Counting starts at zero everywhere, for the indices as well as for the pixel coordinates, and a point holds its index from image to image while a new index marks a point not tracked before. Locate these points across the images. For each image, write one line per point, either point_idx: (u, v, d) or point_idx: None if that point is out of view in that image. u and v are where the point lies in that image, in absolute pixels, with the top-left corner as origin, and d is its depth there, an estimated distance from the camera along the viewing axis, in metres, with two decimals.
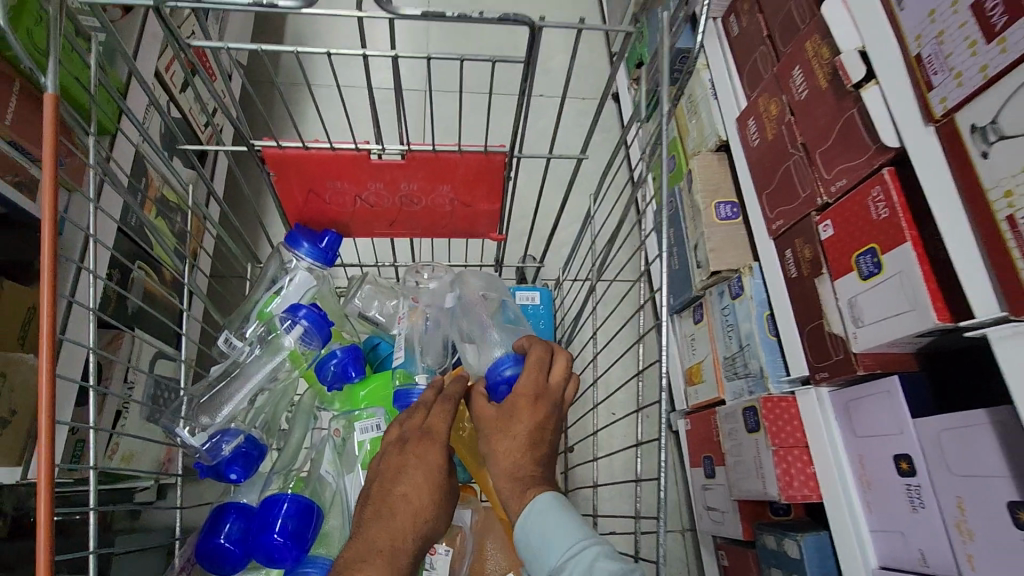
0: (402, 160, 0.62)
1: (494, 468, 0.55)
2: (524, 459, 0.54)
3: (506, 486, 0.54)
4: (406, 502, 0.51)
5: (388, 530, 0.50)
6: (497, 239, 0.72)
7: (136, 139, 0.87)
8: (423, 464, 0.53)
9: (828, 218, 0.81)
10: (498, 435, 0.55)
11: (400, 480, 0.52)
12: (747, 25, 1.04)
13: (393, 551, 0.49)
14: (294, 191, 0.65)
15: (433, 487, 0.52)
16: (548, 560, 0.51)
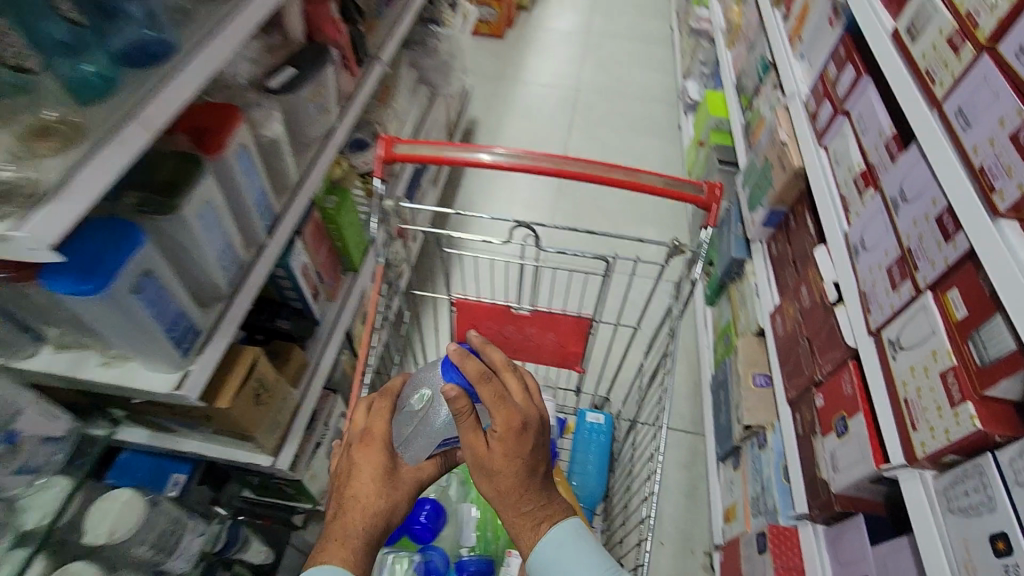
0: (529, 314, 1.06)
1: (481, 485, 0.72)
2: (516, 486, 0.70)
3: (504, 506, 0.71)
4: (362, 498, 0.75)
5: (351, 522, 0.73)
6: (578, 369, 1.13)
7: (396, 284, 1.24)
8: (372, 466, 0.77)
9: (821, 391, 1.12)
10: (490, 471, 0.69)
11: (354, 488, 0.76)
12: (781, 249, 1.45)
13: (352, 541, 0.72)
14: (464, 323, 1.11)
15: (376, 486, 0.76)
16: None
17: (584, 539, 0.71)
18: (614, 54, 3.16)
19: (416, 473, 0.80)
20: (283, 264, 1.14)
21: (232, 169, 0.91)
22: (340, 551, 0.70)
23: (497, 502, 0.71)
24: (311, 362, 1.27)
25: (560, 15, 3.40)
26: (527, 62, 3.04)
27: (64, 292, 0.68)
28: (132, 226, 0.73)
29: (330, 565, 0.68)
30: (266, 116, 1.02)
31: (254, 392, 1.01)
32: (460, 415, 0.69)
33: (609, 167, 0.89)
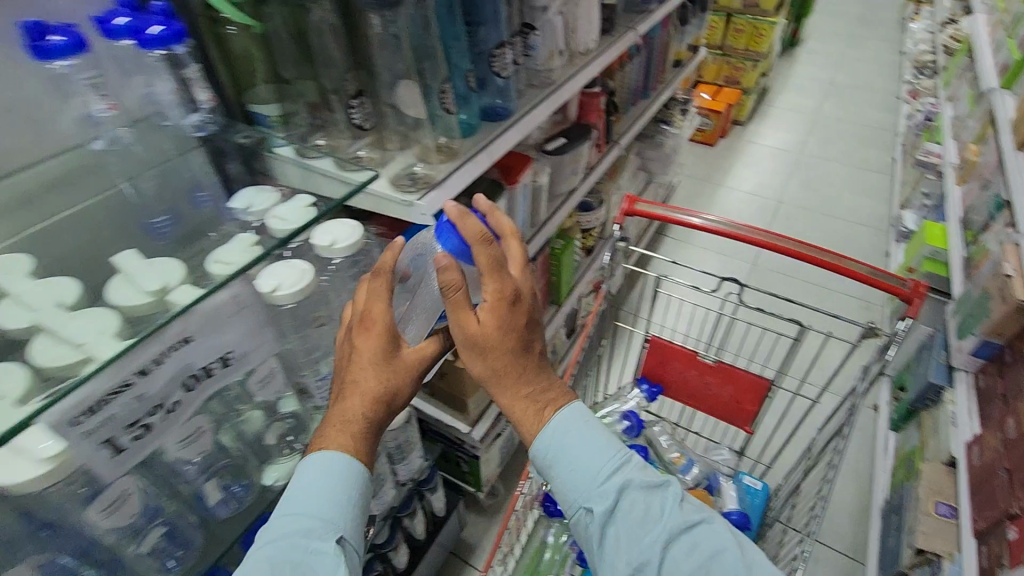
0: (713, 364, 1.21)
1: (476, 366, 0.72)
2: (513, 363, 0.72)
3: (498, 385, 0.73)
4: (358, 389, 0.70)
5: (350, 408, 0.70)
6: (746, 428, 1.24)
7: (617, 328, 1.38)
8: (367, 354, 0.70)
9: (1016, 524, 1.05)
10: (489, 349, 0.70)
11: (352, 376, 0.71)
12: (991, 381, 1.40)
13: (353, 431, 0.70)
14: (651, 359, 1.29)
15: (376, 373, 0.70)
16: (593, 471, 0.73)
17: (590, 427, 0.76)
18: (825, 176, 3.22)
19: (416, 358, 0.74)
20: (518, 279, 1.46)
21: (515, 199, 1.25)
22: (341, 437, 0.69)
23: (496, 381, 0.72)
24: None
25: (774, 135, 3.57)
26: (734, 170, 3.25)
27: None
28: None
29: (331, 455, 0.68)
30: (541, 168, 1.37)
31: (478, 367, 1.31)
32: (449, 289, 0.67)
33: (817, 248, 1.04)
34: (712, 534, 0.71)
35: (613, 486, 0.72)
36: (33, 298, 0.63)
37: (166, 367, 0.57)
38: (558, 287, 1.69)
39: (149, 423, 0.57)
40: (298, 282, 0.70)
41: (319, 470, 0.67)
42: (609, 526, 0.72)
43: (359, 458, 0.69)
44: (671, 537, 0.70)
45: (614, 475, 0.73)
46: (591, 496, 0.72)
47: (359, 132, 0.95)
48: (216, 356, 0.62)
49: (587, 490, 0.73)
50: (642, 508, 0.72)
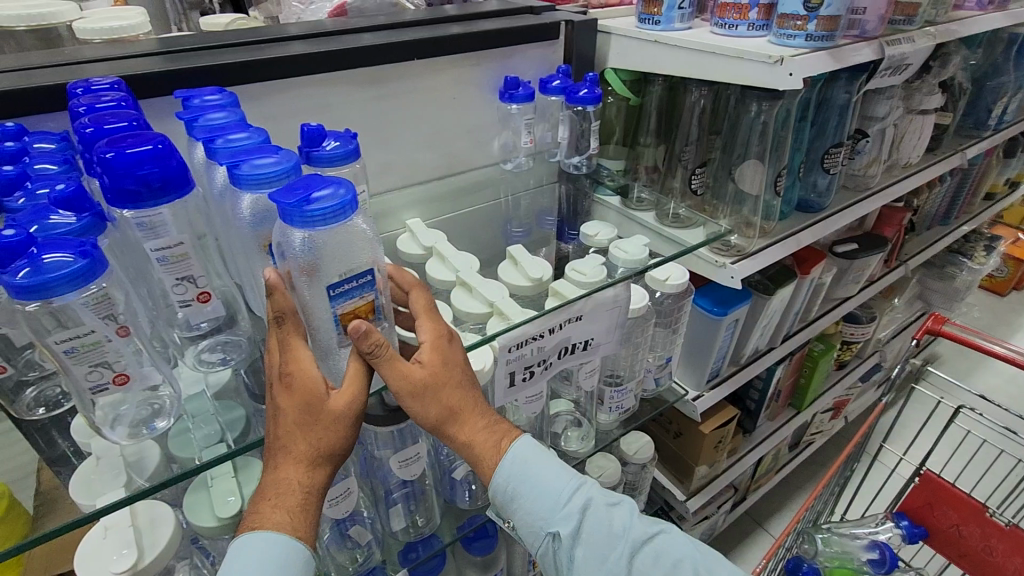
0: (1005, 526, 1.04)
1: (426, 416, 0.58)
2: (465, 397, 0.60)
3: (455, 426, 0.59)
4: (290, 454, 0.51)
5: (285, 478, 0.51)
6: None
7: (893, 453, 1.24)
8: (293, 415, 0.51)
9: None
10: (435, 392, 0.57)
11: (277, 443, 0.52)
12: None
13: (297, 507, 0.51)
14: (918, 498, 1.16)
15: (309, 433, 0.52)
16: (554, 492, 0.63)
17: (541, 451, 0.65)
18: None
19: (356, 404, 0.53)
20: (770, 369, 1.44)
21: (800, 288, 1.26)
22: (284, 515, 0.51)
23: (452, 428, 0.59)
24: (739, 452, 1.51)
25: None
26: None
27: (702, 306, 1.11)
28: (746, 291, 1.13)
29: (268, 538, 0.50)
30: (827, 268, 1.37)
31: (715, 439, 1.31)
32: (376, 351, 0.53)
33: None
34: (674, 542, 0.65)
35: (577, 507, 0.63)
36: (453, 260, 0.84)
37: (561, 333, 0.77)
38: (804, 391, 1.61)
39: (531, 371, 0.78)
40: (538, 266, 0.83)
41: (252, 558, 0.49)
42: (577, 551, 0.63)
43: (306, 534, 0.52)
44: (635, 550, 0.63)
45: (575, 494, 0.64)
46: (554, 521, 0.63)
47: (687, 196, 1.09)
48: (584, 338, 0.81)
49: (549, 515, 0.63)
50: (607, 525, 0.64)
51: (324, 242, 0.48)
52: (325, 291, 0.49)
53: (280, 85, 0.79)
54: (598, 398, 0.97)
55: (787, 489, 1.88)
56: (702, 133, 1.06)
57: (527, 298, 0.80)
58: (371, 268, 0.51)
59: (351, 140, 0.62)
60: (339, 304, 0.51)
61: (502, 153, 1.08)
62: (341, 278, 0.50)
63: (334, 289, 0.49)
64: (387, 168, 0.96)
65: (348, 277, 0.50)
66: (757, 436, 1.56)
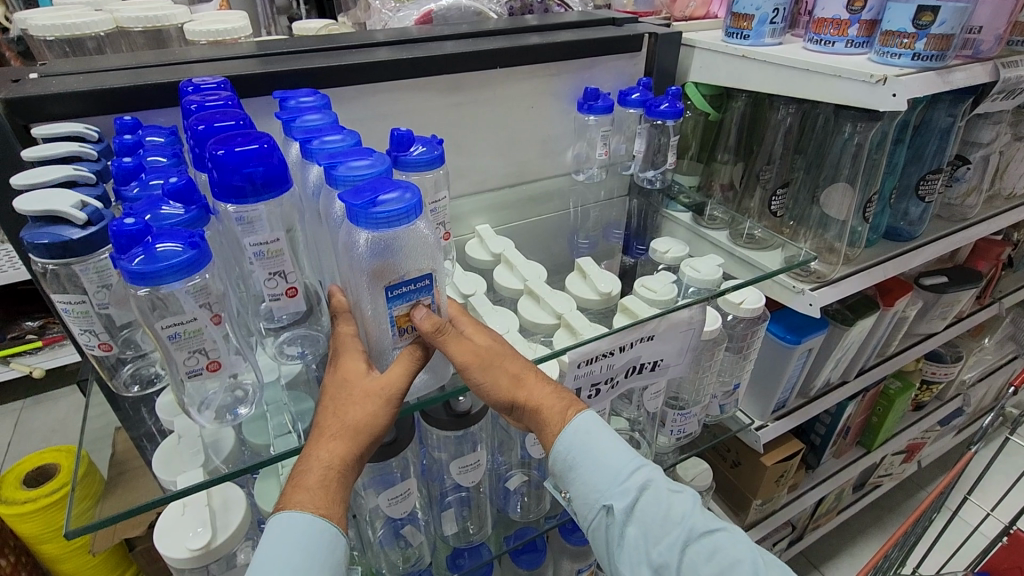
0: None
1: (498, 385, 0.57)
2: (518, 372, 0.58)
3: (521, 397, 0.58)
4: (321, 431, 0.50)
5: (315, 454, 0.49)
6: None
7: (983, 509, 1.14)
8: (329, 395, 0.51)
9: None
10: (497, 360, 0.57)
11: (316, 423, 0.51)
12: None
13: (327, 484, 0.48)
14: (1008, 560, 1.08)
15: (340, 411, 0.50)
16: (614, 466, 0.59)
17: (606, 430, 0.60)
18: None
19: (390, 386, 0.51)
20: (841, 404, 1.36)
21: (881, 321, 1.19)
22: (312, 495, 0.48)
23: (522, 395, 0.58)
24: (801, 489, 1.43)
25: None
26: None
27: (775, 333, 1.06)
28: (823, 320, 1.07)
29: (297, 515, 0.47)
30: (912, 302, 1.28)
31: (777, 473, 1.24)
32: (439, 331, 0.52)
33: None
34: (736, 545, 0.58)
35: (636, 485, 0.58)
36: (522, 269, 0.83)
37: (631, 352, 0.75)
38: (877, 430, 1.51)
39: (598, 389, 0.77)
40: (609, 282, 0.81)
41: (279, 535, 0.46)
42: (630, 528, 0.58)
43: (334, 516, 0.48)
44: (690, 540, 0.58)
45: (635, 472, 0.59)
46: (610, 493, 0.58)
47: (765, 217, 1.05)
48: (653, 358, 0.78)
49: (607, 486, 0.58)
50: (665, 509, 0.58)
51: (385, 245, 0.47)
52: (382, 293, 0.49)
53: (366, 89, 0.81)
54: (659, 419, 0.94)
55: (847, 532, 1.76)
56: (785, 152, 1.02)
57: (596, 313, 0.79)
58: (431, 274, 0.50)
59: (437, 146, 0.63)
60: (396, 306, 0.50)
61: (574, 164, 1.07)
62: (398, 280, 0.49)
63: (392, 290, 0.49)
64: (460, 172, 0.97)
65: (404, 280, 0.49)
66: (821, 474, 1.47)
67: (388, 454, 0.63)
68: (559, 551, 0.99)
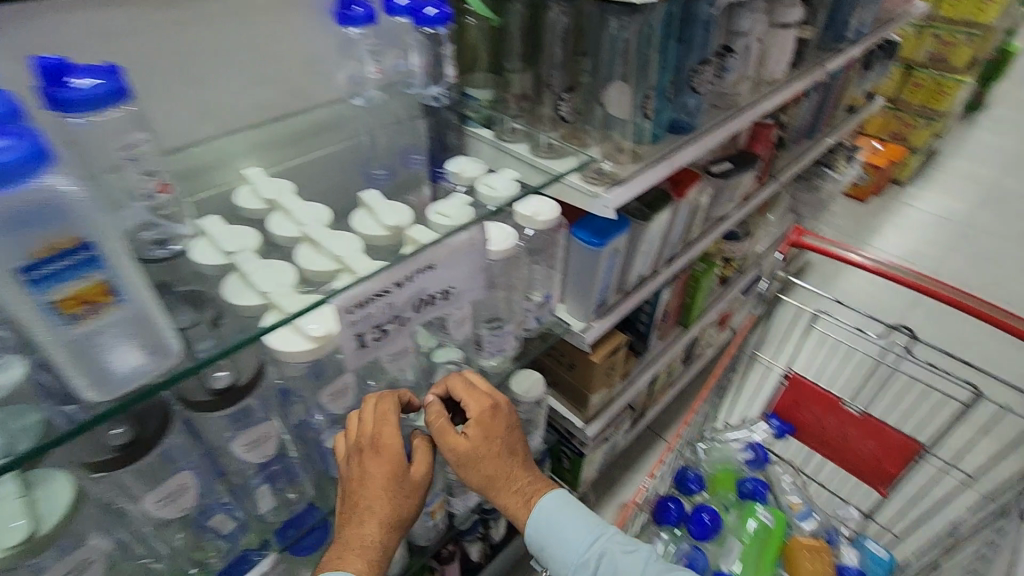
0: (859, 415, 1.15)
1: (473, 471, 0.78)
2: (501, 469, 0.79)
3: (498, 489, 0.80)
4: (371, 514, 0.70)
5: (364, 533, 0.69)
6: (883, 491, 1.17)
7: (769, 360, 1.33)
8: (382, 474, 0.71)
9: None
10: (474, 459, 0.78)
11: (362, 501, 0.71)
12: None
13: (368, 544, 0.69)
14: (789, 398, 1.25)
15: (390, 500, 0.71)
16: (576, 542, 0.80)
17: (570, 509, 0.83)
18: (991, 242, 2.87)
19: (420, 474, 0.75)
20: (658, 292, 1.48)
21: (677, 212, 1.28)
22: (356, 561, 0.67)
23: (494, 483, 0.79)
24: (634, 375, 1.57)
25: (937, 200, 3.15)
26: (883, 223, 2.96)
27: (581, 239, 1.09)
28: (624, 218, 1.12)
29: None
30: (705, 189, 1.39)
31: (606, 367, 1.34)
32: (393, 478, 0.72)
33: (1007, 313, 1.01)
34: None
35: (594, 555, 0.80)
36: (301, 215, 0.74)
37: (413, 284, 0.68)
38: (691, 310, 1.68)
39: (386, 329, 0.68)
40: (395, 213, 0.76)
41: None
42: None
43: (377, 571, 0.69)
44: None
45: (593, 544, 0.81)
46: (576, 565, 0.80)
47: (558, 124, 1.04)
48: (442, 287, 0.72)
49: (572, 560, 0.80)
50: (618, 569, 0.79)
51: (40, 208, 0.38)
52: (17, 277, 0.38)
53: (28, 10, 0.63)
54: (476, 344, 0.93)
55: (681, 401, 2.02)
56: (567, 55, 1.00)
57: (384, 249, 0.73)
58: (89, 242, 0.41)
59: (111, 76, 0.51)
60: (51, 290, 0.40)
61: (350, 87, 0.97)
62: (46, 255, 0.39)
63: (36, 268, 0.39)
64: (209, 107, 0.83)
65: (47, 254, 0.39)
66: (650, 358, 1.63)
67: (137, 455, 0.54)
68: None
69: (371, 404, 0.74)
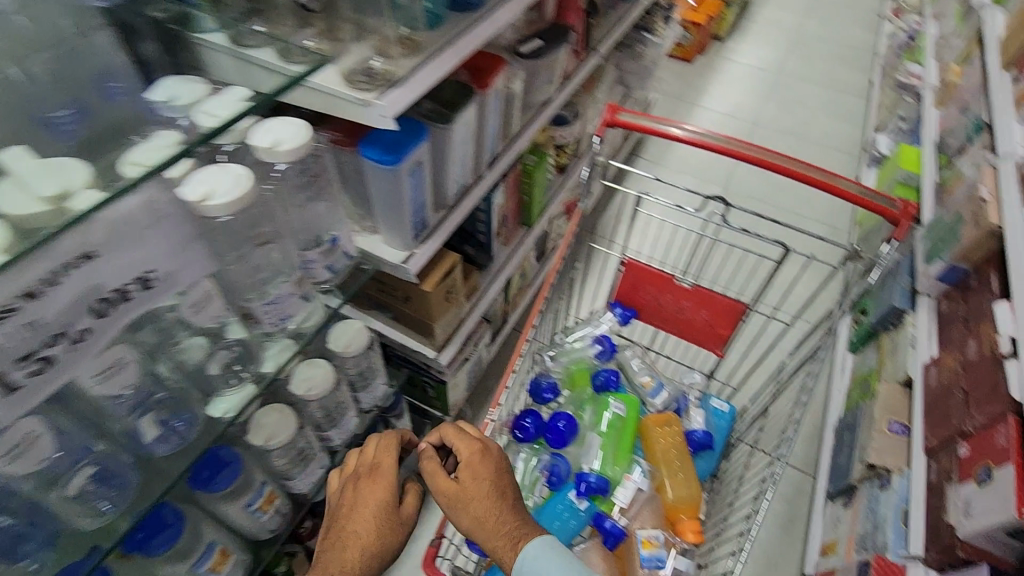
0: (689, 287, 1.17)
1: (461, 514, 0.84)
2: (490, 508, 0.83)
3: (485, 529, 0.82)
4: (356, 537, 0.86)
5: (346, 556, 0.84)
6: (719, 353, 1.22)
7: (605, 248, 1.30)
8: (375, 504, 0.89)
9: (968, 441, 1.10)
10: (461, 496, 0.85)
11: (352, 526, 0.87)
12: (951, 306, 1.39)
13: (348, 565, 0.83)
14: (627, 284, 1.24)
15: (375, 524, 0.88)
16: None
17: (558, 556, 0.78)
18: (799, 86, 3.06)
19: (384, 494, 0.91)
20: (488, 198, 1.36)
21: (486, 106, 1.12)
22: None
23: (477, 516, 0.83)
24: (482, 289, 1.49)
25: (753, 51, 3.27)
26: (709, 81, 3.02)
27: (372, 158, 0.91)
28: (420, 126, 0.96)
29: None
30: (515, 74, 1.24)
31: (444, 291, 1.22)
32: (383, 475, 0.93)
33: (806, 166, 1.03)
34: None
35: None
36: None
37: (65, 289, 0.50)
38: (530, 208, 1.60)
39: (48, 357, 0.51)
40: (41, 170, 0.52)
41: None
42: None
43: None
44: None
45: None
46: None
47: (304, 16, 0.81)
48: (129, 278, 0.55)
49: None
50: None
51: None
52: None
53: None
54: (251, 317, 0.75)
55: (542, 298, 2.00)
56: None
57: (37, 230, 0.48)
58: None
59: None
60: None
61: None
62: None
63: None
64: None
65: None
66: (498, 267, 1.54)
67: None
68: (219, 500, 0.84)
69: (377, 442, 0.96)
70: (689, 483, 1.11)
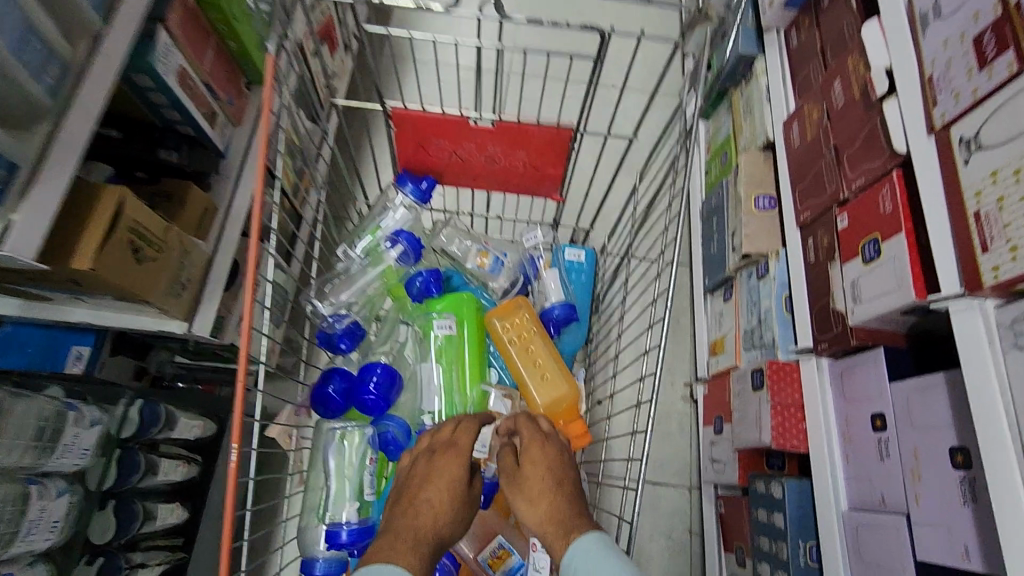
0: (492, 127, 0.79)
1: (520, 500, 0.72)
2: (551, 496, 0.71)
3: (541, 515, 0.69)
4: (426, 509, 0.67)
5: (415, 528, 0.64)
6: (556, 199, 0.91)
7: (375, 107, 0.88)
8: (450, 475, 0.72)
9: (846, 211, 0.92)
10: (520, 479, 0.73)
11: (425, 491, 0.69)
12: (805, 38, 1.12)
13: (419, 536, 0.64)
14: (406, 144, 0.84)
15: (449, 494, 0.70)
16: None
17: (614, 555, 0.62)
18: None
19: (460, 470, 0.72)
20: (143, 68, 0.81)
21: None
22: (404, 554, 0.60)
23: (538, 499, 0.71)
24: (222, 205, 1.01)
25: None
26: None
27: None
28: None
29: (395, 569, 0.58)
30: None
31: (129, 250, 0.76)
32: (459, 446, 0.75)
33: None
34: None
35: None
36: None
37: None
38: (243, 56, 1.04)
39: None
40: None
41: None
42: None
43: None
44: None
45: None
46: None
47: None
48: None
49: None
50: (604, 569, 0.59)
51: None
52: None
53: None
54: None
55: None
56: None
57: None
58: None
59: None
60: None
61: None
62: None
63: None
64: None
65: None
66: (232, 162, 1.04)
67: None
68: None
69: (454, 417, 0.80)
70: (553, 356, 0.91)
